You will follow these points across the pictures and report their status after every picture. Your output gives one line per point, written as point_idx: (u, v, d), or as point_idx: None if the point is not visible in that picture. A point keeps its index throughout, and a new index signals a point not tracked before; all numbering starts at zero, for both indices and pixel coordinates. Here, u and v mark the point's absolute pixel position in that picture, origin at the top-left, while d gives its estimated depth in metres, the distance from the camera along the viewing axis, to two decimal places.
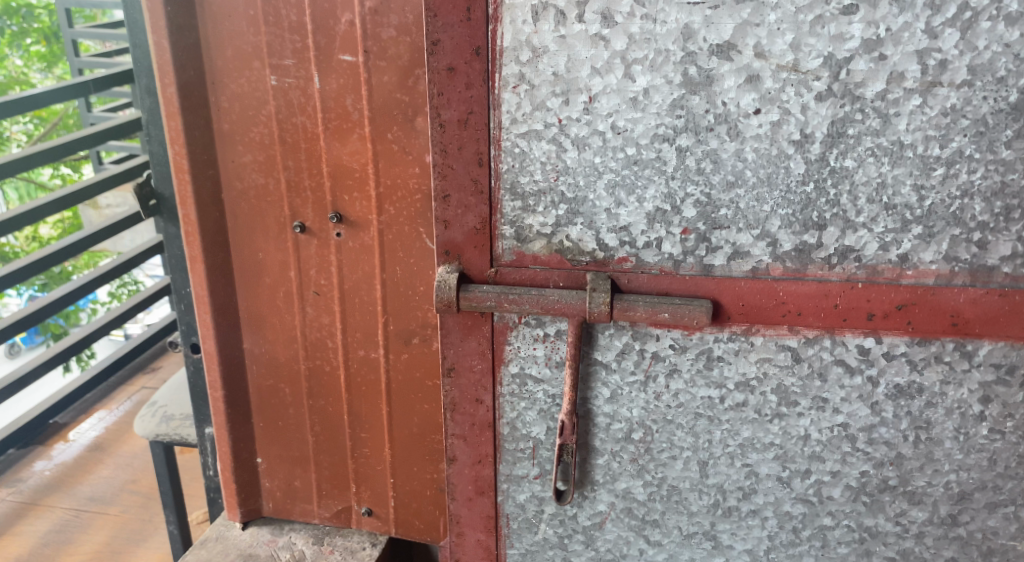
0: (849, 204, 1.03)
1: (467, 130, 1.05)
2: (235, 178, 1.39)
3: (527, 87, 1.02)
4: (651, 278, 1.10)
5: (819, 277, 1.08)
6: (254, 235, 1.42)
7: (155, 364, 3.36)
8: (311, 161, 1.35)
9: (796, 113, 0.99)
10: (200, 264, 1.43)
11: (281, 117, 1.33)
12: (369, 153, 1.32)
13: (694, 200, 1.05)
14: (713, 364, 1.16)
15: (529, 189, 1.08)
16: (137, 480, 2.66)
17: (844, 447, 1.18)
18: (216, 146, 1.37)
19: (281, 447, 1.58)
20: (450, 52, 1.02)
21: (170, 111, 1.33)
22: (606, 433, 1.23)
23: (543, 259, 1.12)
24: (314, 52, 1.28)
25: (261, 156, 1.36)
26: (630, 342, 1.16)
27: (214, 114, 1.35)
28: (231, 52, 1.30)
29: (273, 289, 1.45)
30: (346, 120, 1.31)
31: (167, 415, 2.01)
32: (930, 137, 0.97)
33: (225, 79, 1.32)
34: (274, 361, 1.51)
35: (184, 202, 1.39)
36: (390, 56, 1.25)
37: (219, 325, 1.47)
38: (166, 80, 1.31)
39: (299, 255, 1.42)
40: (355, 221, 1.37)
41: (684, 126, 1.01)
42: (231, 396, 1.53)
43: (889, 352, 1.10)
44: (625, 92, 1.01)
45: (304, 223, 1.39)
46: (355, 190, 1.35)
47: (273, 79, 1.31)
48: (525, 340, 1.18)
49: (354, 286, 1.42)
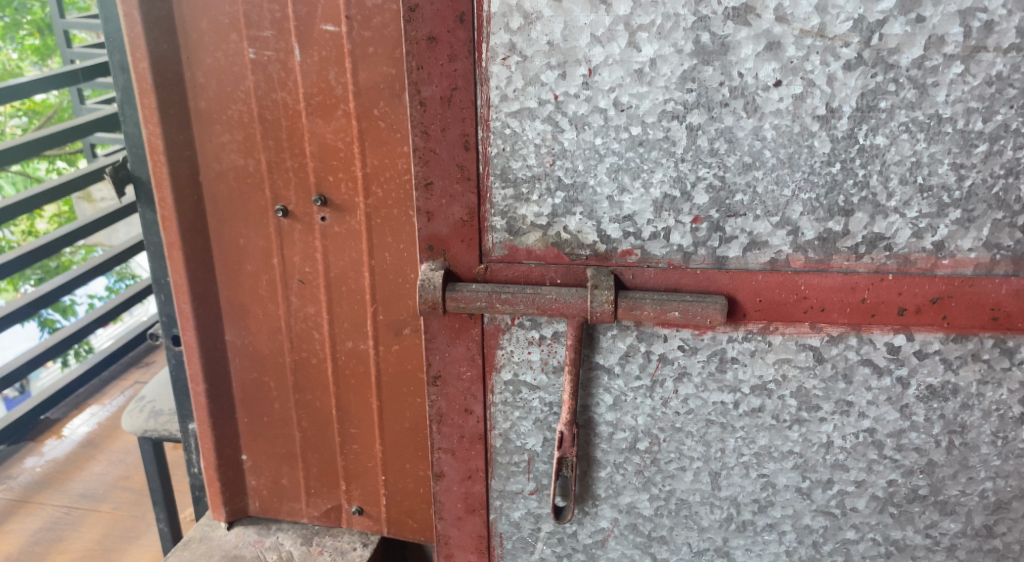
0: (879, 186, 0.92)
1: (451, 108, 0.93)
2: (213, 159, 1.26)
3: (518, 59, 0.91)
4: (658, 273, 0.99)
5: (845, 268, 0.97)
6: (233, 220, 1.30)
7: (148, 358, 3.13)
8: (293, 139, 1.23)
9: (821, 84, 0.88)
10: (178, 250, 1.30)
11: (260, 93, 1.21)
12: (354, 132, 1.20)
13: (706, 184, 0.94)
14: (726, 367, 1.05)
15: (522, 175, 0.97)
16: (131, 476, 2.44)
17: (869, 455, 1.08)
18: (192, 125, 1.25)
19: (267, 445, 1.45)
20: (431, 20, 0.90)
21: (144, 87, 1.22)
22: (609, 444, 1.12)
23: (538, 254, 1.01)
24: (294, 22, 1.16)
25: (239, 135, 1.24)
26: (634, 344, 1.05)
27: (189, 91, 1.23)
28: (206, 24, 1.19)
29: (255, 277, 1.33)
30: (329, 96, 1.19)
31: (153, 411, 1.87)
32: (971, 109, 0.87)
33: (202, 53, 1.21)
34: (258, 354, 1.38)
35: (159, 185, 1.27)
36: (375, 26, 1.14)
37: (199, 315, 1.35)
38: (139, 54, 1.20)
39: (282, 241, 1.29)
40: (341, 203, 1.25)
41: (696, 101, 0.90)
42: (215, 389, 1.41)
43: (921, 351, 1.00)
44: (629, 63, 0.90)
45: (286, 207, 1.27)
46: (340, 170, 1.23)
47: (251, 52, 1.19)
48: (518, 343, 1.07)
49: (342, 273, 1.30)
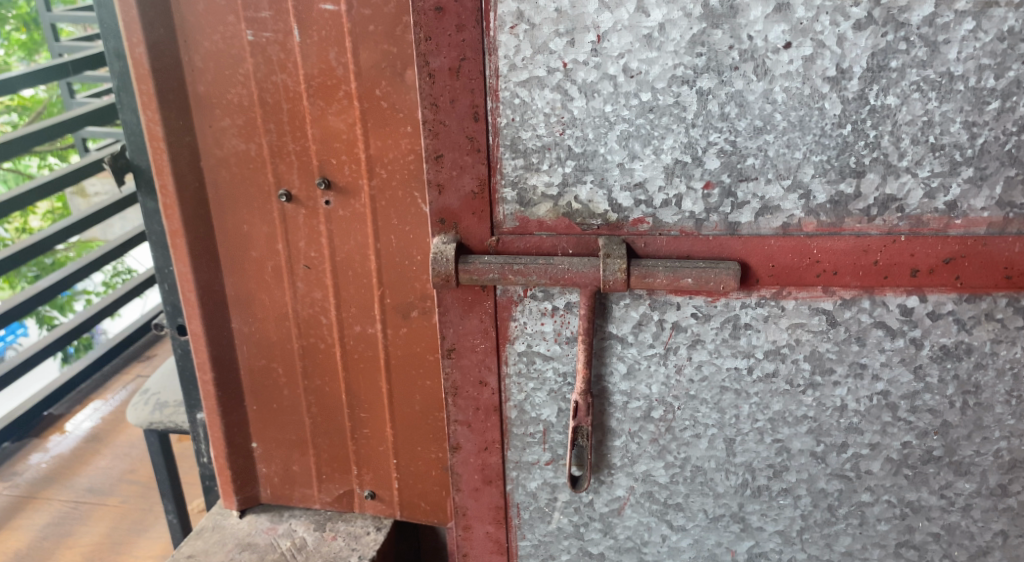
0: (891, 147, 0.91)
1: (459, 80, 0.93)
2: (214, 145, 1.27)
3: (526, 27, 0.90)
4: (670, 240, 0.99)
5: (857, 231, 0.97)
6: (237, 207, 1.30)
7: (150, 351, 3.15)
8: (294, 123, 1.23)
9: (831, 45, 0.87)
10: (181, 239, 1.31)
11: (260, 76, 1.21)
12: (355, 113, 1.20)
13: (718, 149, 0.94)
14: (739, 333, 1.05)
15: (532, 145, 0.96)
16: (137, 470, 2.44)
17: (884, 417, 1.09)
18: (192, 111, 1.25)
19: (277, 431, 1.46)
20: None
21: (140, 73, 1.22)
22: (623, 413, 1.13)
23: (550, 224, 1.01)
24: (292, 2, 1.16)
25: (240, 119, 1.24)
26: (648, 312, 1.06)
27: (187, 75, 1.23)
28: (203, 6, 1.18)
29: (261, 263, 1.33)
30: (330, 78, 1.19)
31: (160, 402, 1.87)
32: (983, 66, 0.86)
33: (199, 37, 1.20)
34: (265, 340, 1.39)
35: (160, 172, 1.27)
36: (374, 3, 1.13)
37: (204, 302, 1.36)
38: (134, 39, 1.20)
39: (286, 226, 1.30)
40: (345, 186, 1.25)
41: (706, 65, 0.90)
42: (222, 380, 1.41)
43: (935, 312, 1.00)
44: (638, 28, 0.89)
45: (290, 191, 1.27)
46: (343, 152, 1.23)
47: (249, 33, 1.19)
48: (531, 315, 1.07)
49: (347, 257, 1.30)
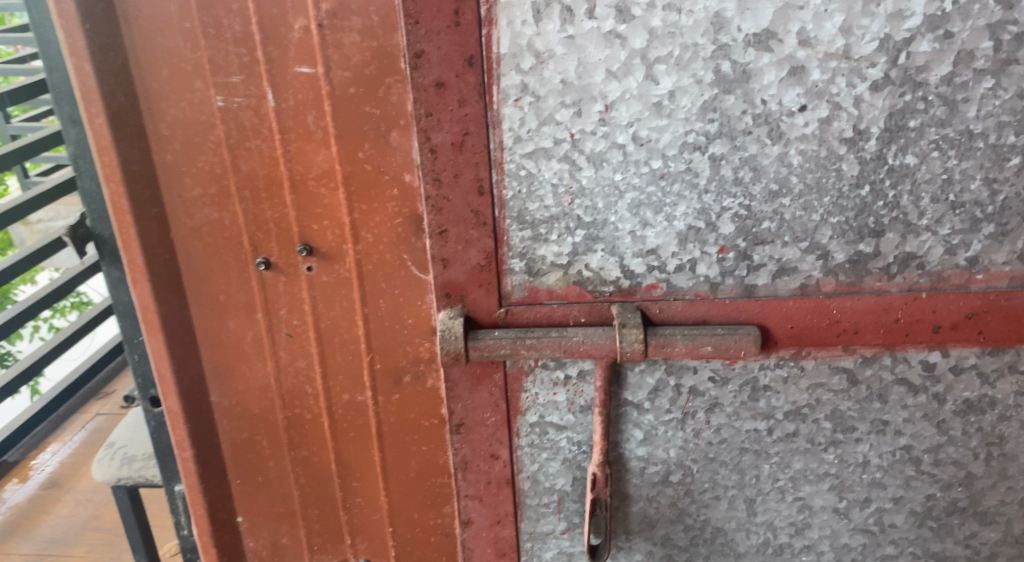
0: (910, 206, 0.89)
1: (463, 154, 0.89)
2: (184, 214, 1.14)
3: (531, 99, 0.86)
4: (685, 305, 0.96)
5: (877, 289, 0.94)
6: (210, 278, 1.17)
7: (109, 387, 2.91)
8: (270, 188, 1.11)
9: (848, 107, 0.84)
10: (153, 314, 1.16)
11: (233, 142, 1.09)
12: (338, 176, 1.10)
13: (732, 214, 0.91)
14: (758, 395, 1.02)
15: (539, 216, 0.93)
16: (102, 515, 2.30)
17: (907, 471, 1.06)
18: (159, 180, 1.12)
19: (263, 505, 1.32)
20: (438, 64, 0.85)
21: (100, 145, 1.07)
22: (641, 478, 1.09)
23: (560, 293, 0.97)
24: (264, 66, 1.05)
25: (212, 188, 1.12)
26: (664, 377, 1.02)
27: (153, 143, 1.10)
28: (167, 72, 1.06)
29: (239, 333, 1.21)
30: (308, 142, 1.09)
31: (127, 458, 1.65)
32: (1003, 124, 0.84)
33: (163, 103, 1.08)
34: (247, 415, 1.26)
35: (126, 247, 1.13)
36: (355, 65, 1.04)
37: (180, 380, 1.21)
38: (92, 110, 1.06)
39: (266, 295, 1.18)
40: (328, 252, 1.14)
41: (718, 131, 0.87)
42: (204, 455, 1.26)
43: (957, 367, 0.98)
44: (647, 96, 0.85)
45: (268, 258, 1.15)
46: (325, 216, 1.12)
47: (219, 99, 1.07)
48: (543, 385, 1.03)
49: (333, 325, 1.19)
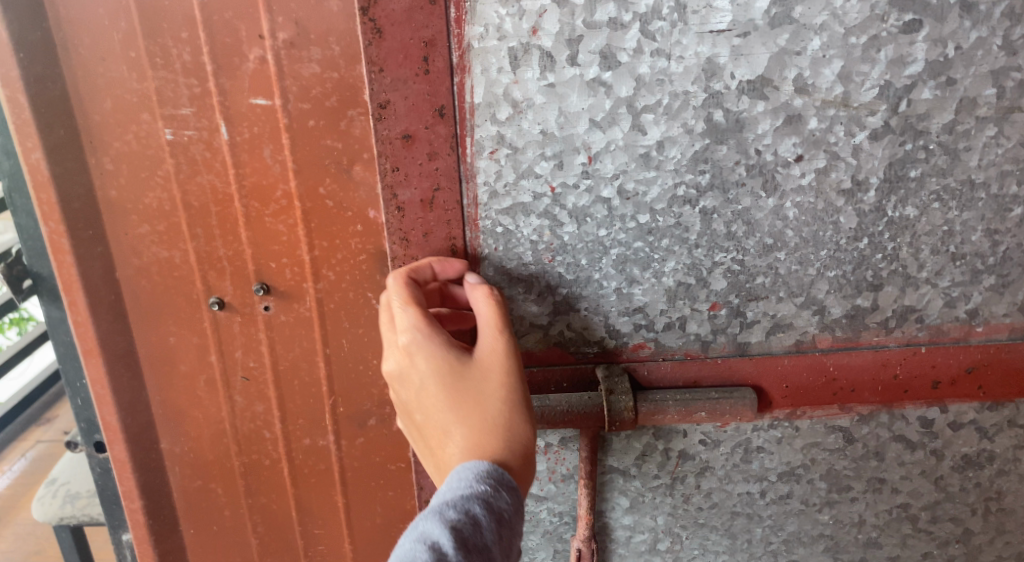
0: (910, 258, 0.84)
1: (433, 211, 0.80)
2: (129, 253, 1.04)
3: (507, 151, 0.78)
4: (675, 365, 0.88)
5: (875, 344, 0.89)
6: (157, 321, 1.08)
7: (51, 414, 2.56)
8: (224, 225, 1.02)
9: (846, 157, 0.79)
10: (97, 358, 1.07)
11: (182, 177, 1.00)
12: (297, 213, 1.02)
13: (724, 269, 0.84)
14: (751, 457, 0.96)
15: (516, 275, 0.84)
16: (46, 550, 2.07)
17: (904, 529, 1.00)
18: (101, 217, 1.02)
19: (219, 554, 1.24)
20: (405, 115, 0.76)
21: (37, 182, 0.98)
22: (626, 548, 1.01)
23: (539, 355, 0.88)
24: (216, 96, 0.96)
25: (161, 225, 1.03)
26: (652, 441, 0.95)
27: (95, 178, 1.00)
28: (110, 103, 0.97)
29: (191, 378, 1.11)
30: (265, 176, 1.00)
31: (70, 495, 1.49)
32: (1005, 173, 0.80)
33: (107, 136, 0.99)
34: (200, 461, 1.17)
35: (66, 288, 1.04)
36: (315, 96, 0.96)
37: (128, 428, 1.12)
38: (28, 144, 0.97)
39: (220, 337, 1.09)
40: (286, 291, 1.05)
41: (710, 183, 0.80)
42: (153, 509, 1.18)
43: (956, 422, 0.94)
44: (634, 147, 0.78)
45: (222, 298, 1.06)
46: (283, 254, 1.04)
47: (167, 132, 0.98)
48: None
49: (292, 367, 1.10)
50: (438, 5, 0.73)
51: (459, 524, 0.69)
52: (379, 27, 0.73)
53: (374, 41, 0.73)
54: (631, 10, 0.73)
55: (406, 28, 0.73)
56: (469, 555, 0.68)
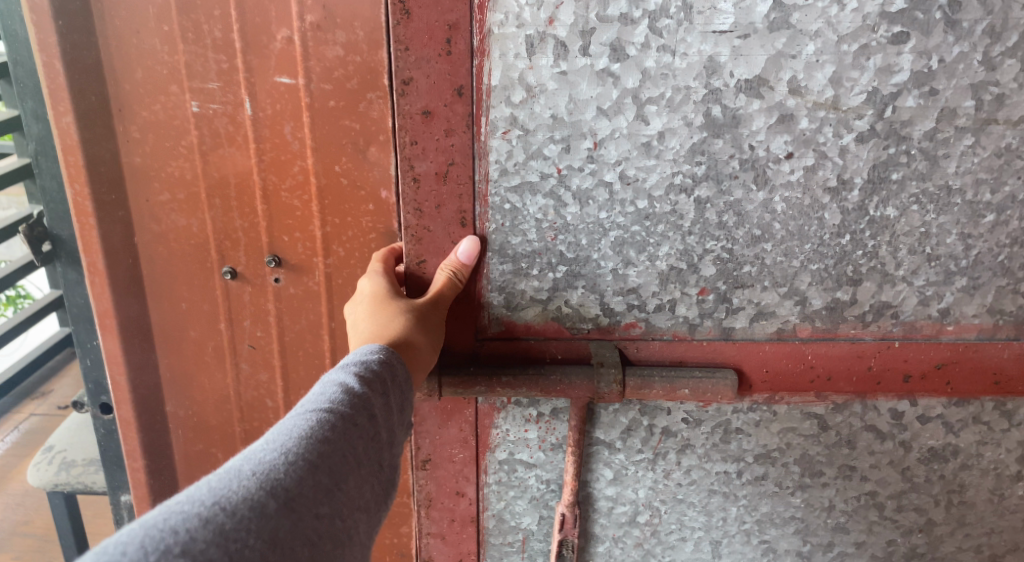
0: (888, 256, 0.90)
1: (448, 185, 0.86)
2: (150, 221, 1.16)
3: (519, 133, 0.84)
4: (662, 345, 0.95)
5: (851, 337, 0.95)
6: (172, 285, 1.20)
7: (46, 387, 2.65)
8: (241, 198, 1.13)
9: (834, 157, 0.85)
10: (111, 320, 1.21)
11: (206, 149, 1.11)
12: (312, 190, 1.11)
13: (714, 256, 0.91)
14: (730, 438, 1.02)
15: (522, 250, 0.91)
16: (33, 520, 2.17)
17: (871, 516, 1.06)
18: (125, 185, 1.15)
19: None
20: (427, 93, 0.82)
21: (67, 145, 1.12)
22: (608, 518, 1.07)
23: (537, 328, 0.95)
24: (244, 73, 1.07)
25: (181, 194, 1.15)
26: (637, 417, 1.01)
27: (121, 147, 1.13)
28: (140, 74, 1.09)
29: (200, 341, 1.23)
30: (284, 152, 1.10)
31: (67, 462, 1.60)
32: (980, 180, 0.86)
33: (136, 106, 1.10)
34: (204, 423, 1.29)
35: (88, 250, 1.17)
36: (336, 79, 1.05)
37: (135, 389, 1.26)
38: (61, 108, 1.10)
39: (231, 305, 1.20)
40: (297, 265, 1.16)
41: (705, 173, 0.86)
42: (154, 466, 1.32)
43: (924, 415, 0.99)
44: (637, 136, 0.84)
45: (235, 268, 1.17)
46: (296, 229, 1.14)
47: (194, 105, 1.09)
48: (514, 421, 1.01)
49: (297, 337, 1.21)
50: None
51: (361, 370, 0.81)
52: (408, 9, 0.79)
53: (402, 21, 0.79)
54: (640, 8, 0.79)
55: (432, 11, 0.79)
56: (373, 385, 0.81)
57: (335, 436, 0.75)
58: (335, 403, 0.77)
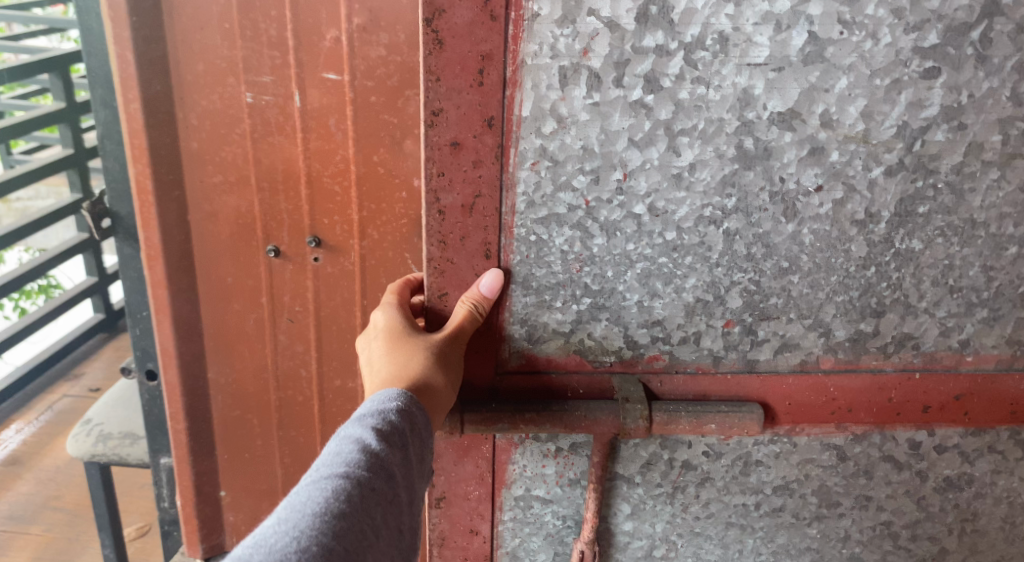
0: (912, 288, 0.90)
1: (473, 216, 0.84)
2: (202, 200, 1.20)
3: (549, 164, 0.82)
4: (686, 378, 0.93)
5: (873, 368, 0.95)
6: (219, 260, 1.23)
7: (79, 368, 2.92)
8: (288, 182, 1.19)
9: (862, 190, 0.85)
10: (163, 290, 1.23)
11: (257, 136, 1.16)
12: (352, 177, 1.18)
13: (741, 288, 0.89)
14: (750, 470, 1.00)
15: (546, 282, 0.88)
16: (63, 495, 2.32)
17: (885, 546, 1.06)
18: (182, 167, 1.18)
19: (248, 478, 1.39)
20: (456, 124, 0.80)
21: (133, 129, 1.14)
22: (625, 553, 1.05)
23: (559, 362, 0.92)
24: (296, 69, 1.13)
25: (233, 177, 1.19)
26: (657, 451, 0.99)
27: (179, 131, 1.16)
28: (202, 66, 1.13)
29: (241, 316, 1.27)
30: (327, 142, 1.17)
31: (104, 434, 1.62)
32: (1004, 214, 0.86)
33: (196, 96, 1.14)
34: (242, 391, 1.32)
35: (145, 226, 1.20)
36: (378, 76, 1.12)
37: (181, 357, 1.28)
38: (129, 95, 1.12)
39: (272, 282, 1.25)
40: (337, 245, 1.22)
41: (735, 206, 0.85)
42: (194, 430, 1.34)
43: (941, 445, 0.99)
44: (668, 168, 0.83)
45: (278, 247, 1.22)
46: (336, 212, 1.21)
47: (248, 96, 1.14)
48: (532, 457, 0.98)
49: (333, 314, 1.27)
50: (498, 21, 0.76)
51: (380, 425, 0.79)
52: (440, 39, 0.76)
53: (434, 51, 0.77)
54: (677, 39, 0.78)
55: (466, 41, 0.77)
56: (391, 446, 0.79)
57: (355, 503, 0.73)
58: (351, 469, 0.75)
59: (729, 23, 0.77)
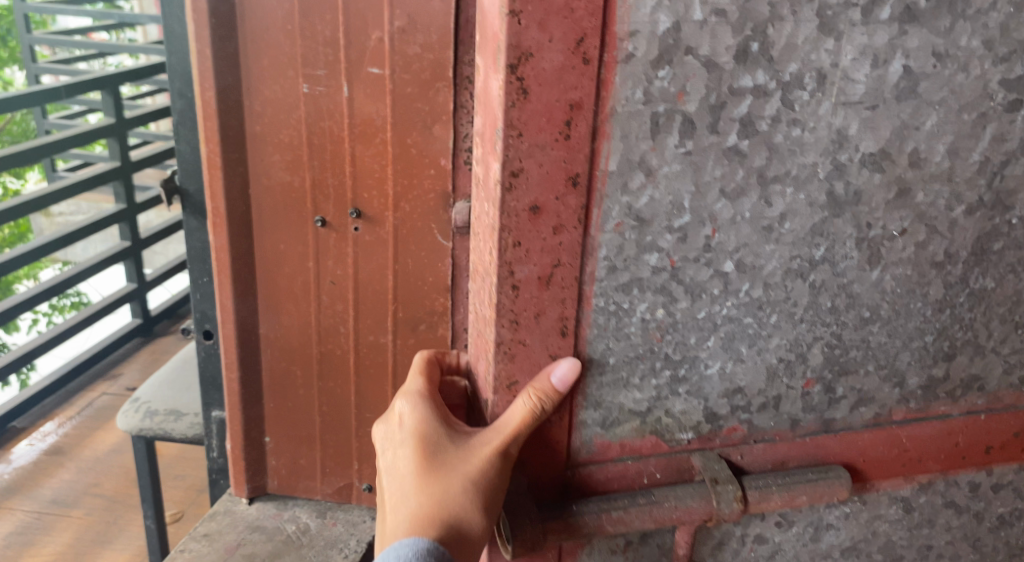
0: (982, 328, 0.86)
1: (549, 289, 0.72)
2: (261, 174, 1.28)
3: (634, 224, 0.71)
4: (766, 447, 0.84)
5: (942, 414, 0.90)
6: (272, 227, 1.30)
7: (116, 370, 3.11)
8: (333, 158, 1.26)
9: (943, 230, 0.80)
10: (224, 254, 1.31)
11: (309, 122, 1.24)
12: (387, 156, 1.25)
13: (822, 344, 0.82)
14: (820, 534, 0.92)
15: (621, 356, 0.76)
16: (102, 483, 2.48)
17: None
18: (246, 147, 1.27)
19: (289, 425, 1.43)
20: (537, 185, 0.68)
21: (205, 112, 1.23)
22: None
23: (632, 446, 0.81)
24: (343, 63, 1.20)
25: (288, 157, 1.27)
26: (731, 530, 0.89)
27: (245, 116, 1.25)
28: (265, 59, 1.21)
29: (289, 278, 1.34)
30: (367, 126, 1.23)
31: (150, 411, 1.75)
32: None
33: (257, 85, 1.23)
34: (288, 343, 1.38)
35: (211, 197, 1.28)
36: (412, 70, 1.19)
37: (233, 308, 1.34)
38: (203, 83, 1.21)
39: (318, 248, 1.31)
40: (372, 217, 1.28)
41: (823, 257, 0.78)
42: (244, 377, 1.39)
43: (998, 483, 0.96)
44: (759, 220, 0.74)
45: (324, 217, 1.29)
46: (373, 187, 1.27)
47: (304, 86, 1.22)
48: (600, 554, 0.85)
49: (368, 278, 1.32)
50: (591, 66, 0.65)
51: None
52: (525, 87, 0.65)
53: (517, 101, 0.65)
54: (776, 78, 0.69)
55: (554, 89, 0.65)
56: None
57: None
58: None
59: (829, 58, 0.70)
